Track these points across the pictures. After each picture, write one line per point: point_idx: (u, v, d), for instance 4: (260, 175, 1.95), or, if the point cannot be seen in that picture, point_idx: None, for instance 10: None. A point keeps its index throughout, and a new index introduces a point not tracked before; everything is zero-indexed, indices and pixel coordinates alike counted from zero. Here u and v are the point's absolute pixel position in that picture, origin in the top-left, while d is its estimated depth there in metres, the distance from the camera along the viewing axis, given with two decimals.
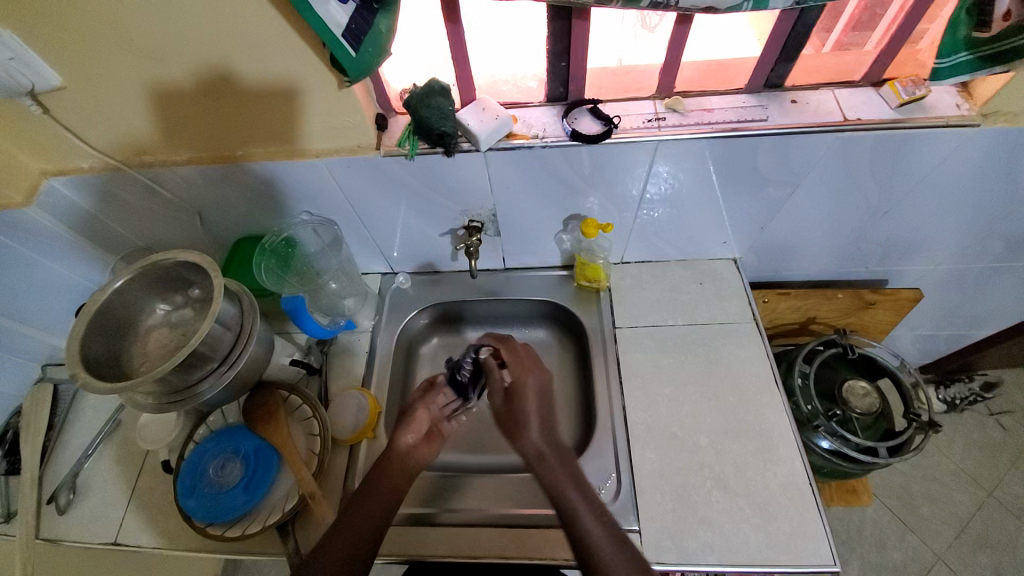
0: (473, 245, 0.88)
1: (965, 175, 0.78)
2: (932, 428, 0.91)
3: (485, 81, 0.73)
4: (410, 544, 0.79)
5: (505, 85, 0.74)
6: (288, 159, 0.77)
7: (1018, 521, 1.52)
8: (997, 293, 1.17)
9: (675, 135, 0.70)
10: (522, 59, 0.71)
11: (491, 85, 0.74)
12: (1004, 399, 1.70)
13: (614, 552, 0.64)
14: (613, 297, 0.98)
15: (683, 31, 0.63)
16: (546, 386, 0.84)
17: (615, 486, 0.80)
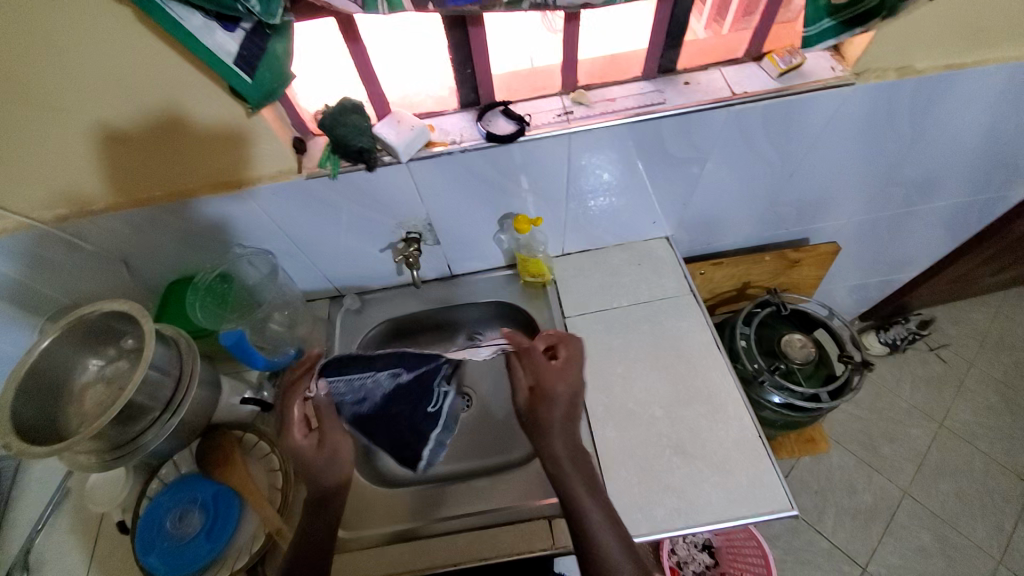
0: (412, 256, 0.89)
1: (851, 132, 0.86)
2: (864, 366, 0.99)
3: (398, 97, 0.76)
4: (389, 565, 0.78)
5: (417, 98, 0.76)
6: (211, 192, 0.76)
7: (967, 445, 1.63)
8: (909, 236, 1.27)
9: (584, 126, 0.74)
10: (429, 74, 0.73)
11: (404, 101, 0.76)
12: (940, 334, 1.81)
13: (610, 538, 0.67)
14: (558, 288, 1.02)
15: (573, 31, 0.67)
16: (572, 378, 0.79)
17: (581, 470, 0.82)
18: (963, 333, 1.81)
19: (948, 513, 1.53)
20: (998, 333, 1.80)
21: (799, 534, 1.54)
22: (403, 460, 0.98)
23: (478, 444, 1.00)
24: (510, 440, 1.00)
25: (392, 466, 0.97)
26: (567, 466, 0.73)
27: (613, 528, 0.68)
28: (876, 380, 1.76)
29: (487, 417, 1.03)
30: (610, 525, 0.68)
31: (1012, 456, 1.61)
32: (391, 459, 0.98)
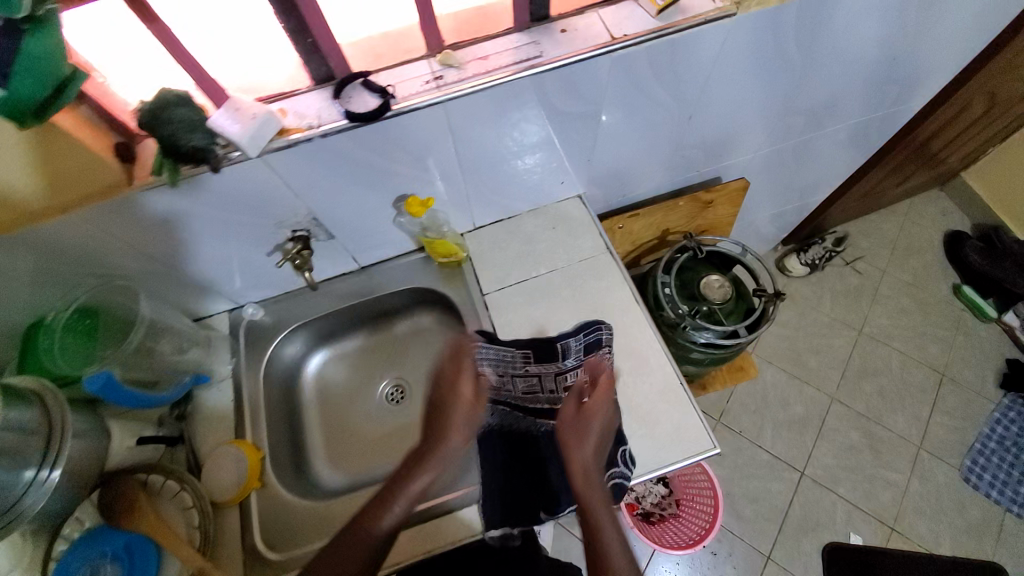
0: (298, 258, 0.82)
1: (742, 65, 0.82)
2: (778, 297, 1.01)
3: (236, 84, 0.65)
4: None
5: (259, 80, 0.65)
6: (29, 223, 0.63)
7: (883, 346, 1.78)
8: (815, 161, 1.30)
9: (456, 92, 0.66)
10: (264, 49, 0.63)
11: (245, 86, 0.65)
12: (855, 248, 1.92)
13: (617, 543, 0.70)
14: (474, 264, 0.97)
15: None
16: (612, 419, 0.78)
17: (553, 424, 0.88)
18: (875, 243, 1.93)
19: (871, 410, 1.70)
20: (906, 240, 1.93)
21: (743, 452, 1.65)
22: (336, 467, 0.95)
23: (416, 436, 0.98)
24: None
25: (325, 475, 0.94)
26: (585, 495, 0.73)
27: (620, 543, 0.70)
28: (801, 300, 1.86)
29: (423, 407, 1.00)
30: (628, 556, 0.69)
31: (920, 350, 1.78)
32: (325, 468, 0.95)
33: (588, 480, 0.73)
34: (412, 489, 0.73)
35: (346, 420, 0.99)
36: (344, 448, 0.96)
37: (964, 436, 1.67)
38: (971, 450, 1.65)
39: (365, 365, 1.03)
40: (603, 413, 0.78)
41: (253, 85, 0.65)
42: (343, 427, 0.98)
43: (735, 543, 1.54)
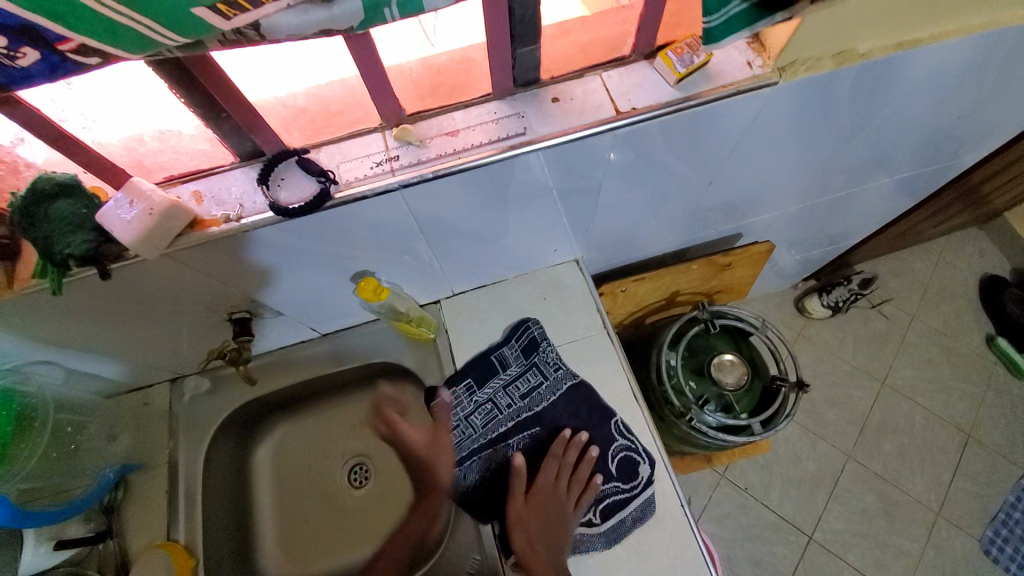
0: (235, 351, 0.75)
1: (778, 133, 0.68)
2: (800, 388, 0.88)
3: (118, 146, 0.50)
4: None
5: (159, 156, 0.52)
6: None
7: (907, 401, 1.59)
8: (850, 212, 1.14)
9: (413, 179, 0.53)
10: (159, 116, 0.48)
11: (134, 156, 0.51)
12: (883, 288, 1.73)
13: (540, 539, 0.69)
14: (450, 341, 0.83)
15: (370, 54, 0.45)
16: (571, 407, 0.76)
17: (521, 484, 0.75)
18: (905, 285, 1.74)
19: (890, 472, 1.51)
20: (937, 282, 1.74)
21: (747, 511, 1.46)
22: (290, 559, 0.86)
23: (381, 531, 0.88)
24: None
25: (277, 567, 0.85)
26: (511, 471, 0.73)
27: (548, 535, 0.69)
28: (821, 343, 1.67)
29: (389, 494, 0.90)
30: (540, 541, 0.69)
31: (944, 406, 1.59)
32: (277, 558, 0.86)
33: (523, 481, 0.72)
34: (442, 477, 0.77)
35: (306, 504, 0.90)
36: (300, 537, 0.87)
37: (987, 504, 1.48)
38: (993, 520, 1.46)
39: (328, 438, 0.93)
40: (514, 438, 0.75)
41: (147, 154, 0.51)
42: (302, 510, 0.89)
43: None
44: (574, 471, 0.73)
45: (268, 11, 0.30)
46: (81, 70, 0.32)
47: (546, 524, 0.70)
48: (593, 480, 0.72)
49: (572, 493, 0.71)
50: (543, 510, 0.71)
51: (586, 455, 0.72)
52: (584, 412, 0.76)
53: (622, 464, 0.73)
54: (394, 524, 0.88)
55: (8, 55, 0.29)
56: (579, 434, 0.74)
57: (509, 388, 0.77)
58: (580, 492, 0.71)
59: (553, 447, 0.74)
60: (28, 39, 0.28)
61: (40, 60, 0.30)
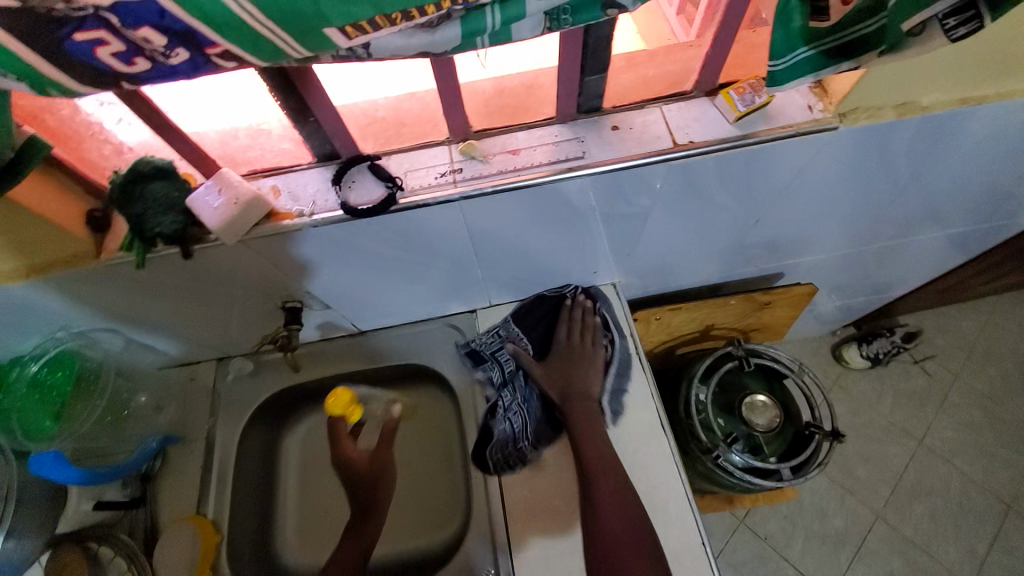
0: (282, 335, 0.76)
1: (833, 177, 0.68)
2: (834, 438, 0.85)
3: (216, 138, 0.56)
4: None
5: (249, 151, 0.57)
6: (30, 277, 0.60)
7: (947, 467, 1.50)
8: (898, 262, 1.11)
9: (473, 191, 0.56)
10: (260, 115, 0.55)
11: (225, 148, 0.56)
12: (927, 345, 1.65)
13: (615, 509, 0.68)
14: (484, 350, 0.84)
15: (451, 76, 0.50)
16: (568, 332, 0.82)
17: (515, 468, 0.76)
18: (952, 344, 1.66)
19: (924, 541, 1.42)
20: (988, 344, 1.65)
21: (764, 562, 1.40)
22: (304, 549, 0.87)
23: (394, 532, 0.89)
24: (433, 529, 0.88)
25: (291, 553, 0.87)
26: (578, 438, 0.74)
27: (624, 507, 0.68)
28: (856, 394, 1.60)
29: (405, 497, 0.91)
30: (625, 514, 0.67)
31: (989, 476, 1.49)
32: (292, 545, 0.88)
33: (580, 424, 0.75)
34: None
35: (325, 495, 0.92)
36: (317, 527, 0.89)
37: None
38: None
39: None
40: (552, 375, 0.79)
41: (238, 149, 0.57)
42: (321, 500, 0.91)
43: None
44: (575, 321, 0.82)
45: (382, 35, 0.34)
46: (216, 72, 0.36)
47: (619, 497, 0.69)
48: (591, 316, 0.83)
49: (588, 344, 0.81)
50: (563, 364, 0.79)
51: (584, 304, 0.83)
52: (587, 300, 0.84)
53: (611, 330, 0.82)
54: (407, 527, 0.89)
55: (166, 53, 0.33)
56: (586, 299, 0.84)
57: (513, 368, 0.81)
58: (591, 356, 0.80)
59: (557, 334, 0.82)
60: (185, 43, 0.33)
61: (188, 60, 0.34)
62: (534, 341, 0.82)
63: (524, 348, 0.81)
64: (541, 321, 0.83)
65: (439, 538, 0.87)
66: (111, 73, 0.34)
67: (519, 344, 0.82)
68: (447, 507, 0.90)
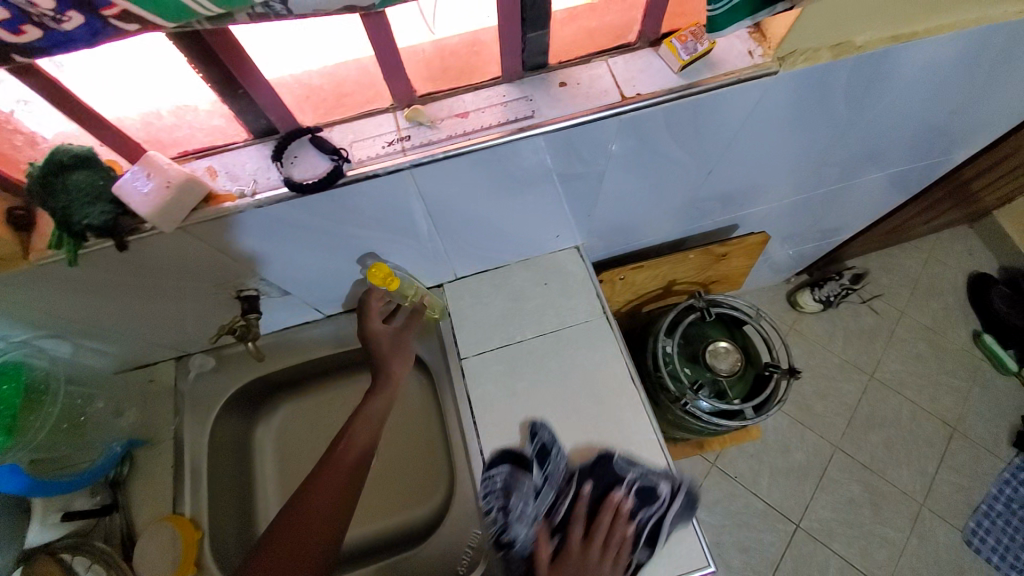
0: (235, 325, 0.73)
1: (777, 123, 0.70)
2: (791, 375, 0.91)
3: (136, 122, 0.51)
4: None
5: (176, 131, 0.53)
6: None
7: (893, 394, 1.63)
8: (843, 207, 1.17)
9: (423, 158, 0.54)
10: (177, 92, 0.49)
11: (150, 131, 0.52)
12: (873, 284, 1.76)
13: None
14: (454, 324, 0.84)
15: (386, 38, 0.47)
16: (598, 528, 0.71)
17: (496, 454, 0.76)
18: (895, 282, 1.77)
19: (876, 463, 1.55)
20: (926, 279, 1.78)
21: (737, 499, 1.50)
22: None
23: (381, 509, 0.90)
24: (419, 502, 0.90)
25: None
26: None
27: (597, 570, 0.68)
28: (812, 336, 1.70)
29: (388, 475, 0.92)
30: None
31: (930, 399, 1.63)
32: None
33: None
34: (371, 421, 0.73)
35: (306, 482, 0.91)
36: None
37: (969, 496, 1.52)
38: (975, 510, 1.51)
39: (330, 419, 0.95)
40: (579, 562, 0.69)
41: (163, 129, 0.53)
42: None
43: None
44: (607, 529, 0.71)
45: None
46: (119, 35, 0.34)
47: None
48: (624, 524, 0.71)
49: (607, 562, 0.69)
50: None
51: (614, 503, 0.72)
52: (621, 502, 0.72)
53: (640, 490, 0.72)
54: (394, 503, 0.90)
55: (56, 18, 0.31)
56: (615, 495, 0.72)
57: (535, 502, 0.73)
58: (622, 535, 0.70)
59: (574, 530, 0.71)
60: (76, 5, 0.31)
61: (84, 24, 0.32)
62: (551, 509, 0.73)
63: (539, 542, 0.71)
64: (558, 517, 0.73)
65: (426, 510, 0.89)
66: (6, 43, 0.32)
67: (536, 493, 0.73)
68: (431, 480, 0.91)
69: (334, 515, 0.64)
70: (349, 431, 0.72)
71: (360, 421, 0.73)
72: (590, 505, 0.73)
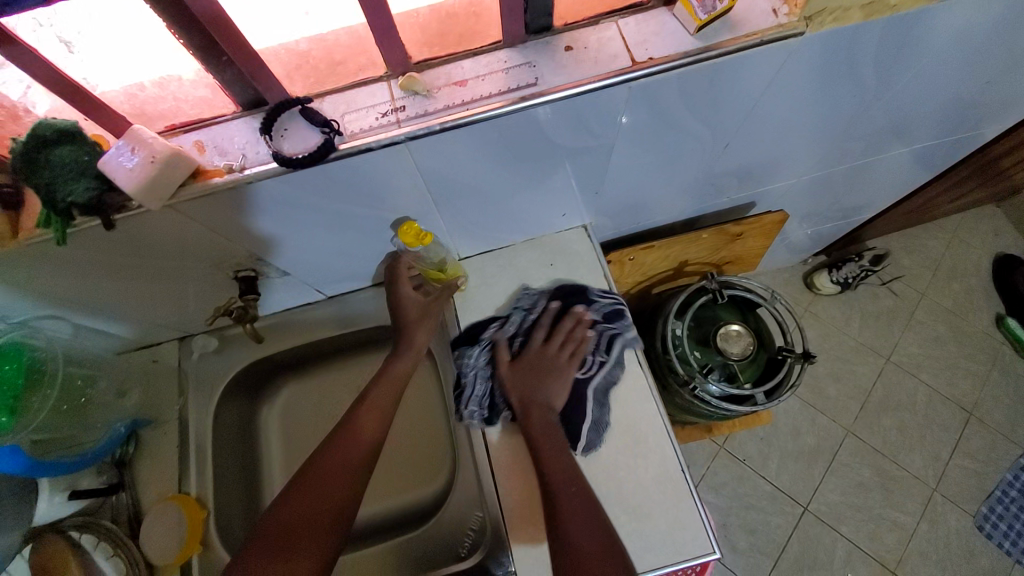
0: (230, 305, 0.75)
1: (801, 90, 0.65)
2: (806, 360, 0.87)
3: (120, 94, 0.48)
4: None
5: (160, 104, 0.51)
6: None
7: (910, 378, 1.59)
8: (866, 184, 1.11)
9: (419, 131, 0.51)
10: (159, 60, 0.47)
11: (135, 104, 0.50)
12: (894, 265, 1.70)
13: (548, 441, 0.68)
14: (457, 305, 0.82)
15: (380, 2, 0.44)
16: (544, 362, 0.73)
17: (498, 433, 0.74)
18: (916, 263, 1.71)
19: (889, 447, 1.52)
20: (950, 260, 1.71)
21: (745, 481, 1.49)
22: None
23: (385, 490, 0.90)
24: (423, 484, 0.89)
25: None
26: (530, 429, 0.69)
27: (555, 437, 0.68)
28: (827, 319, 1.65)
29: (393, 456, 0.92)
30: (565, 476, 0.66)
31: (948, 383, 1.58)
32: None
33: (534, 409, 0.71)
34: (391, 380, 0.75)
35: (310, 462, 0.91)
36: None
37: (984, 481, 1.49)
38: (990, 496, 1.47)
39: (334, 400, 0.94)
40: (524, 381, 0.73)
41: (148, 101, 0.50)
42: None
43: None
44: (568, 331, 0.75)
45: None
46: None
47: (552, 438, 0.68)
48: (585, 329, 0.75)
49: (564, 359, 0.73)
50: (531, 373, 0.73)
51: (577, 315, 0.76)
52: (585, 315, 0.76)
53: (609, 343, 0.75)
54: (399, 484, 0.90)
55: None
56: (580, 308, 0.76)
57: (504, 326, 0.78)
58: (567, 369, 0.73)
59: (536, 333, 0.76)
60: None
61: None
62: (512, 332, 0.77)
63: (496, 373, 0.75)
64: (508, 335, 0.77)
65: (430, 491, 0.88)
66: None
67: (501, 332, 0.78)
68: (434, 461, 0.90)
69: (350, 479, 0.65)
70: (370, 395, 0.73)
71: (379, 380, 0.75)
72: (556, 317, 0.78)
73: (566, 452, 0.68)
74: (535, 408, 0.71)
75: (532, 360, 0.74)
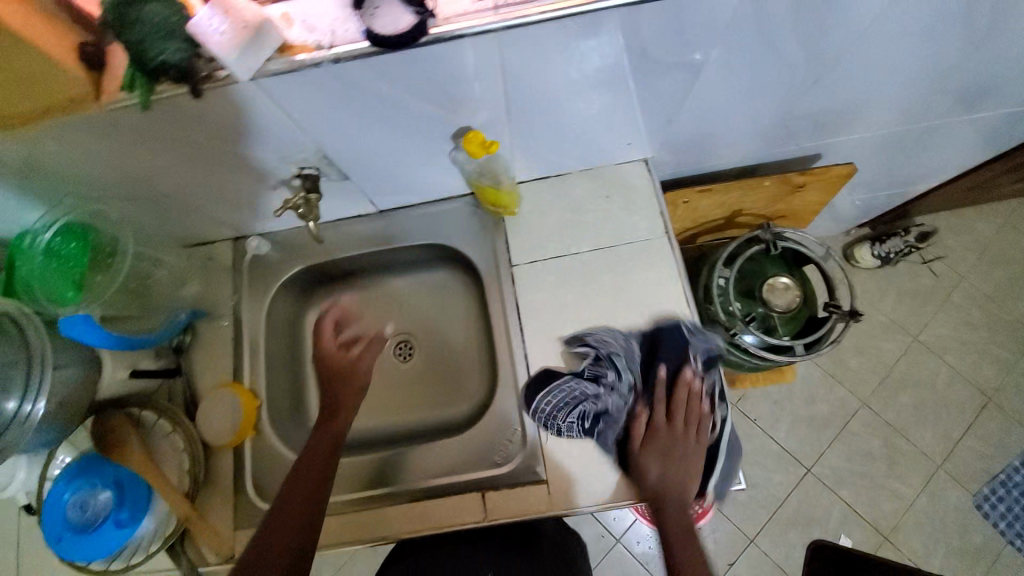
0: (299, 202, 0.70)
1: (913, 24, 0.60)
2: (852, 317, 0.86)
3: None
4: (364, 524, 0.75)
5: None
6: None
7: (935, 359, 1.58)
8: (937, 149, 1.06)
9: (518, 18, 0.49)
10: None
11: None
12: (938, 245, 1.65)
13: (681, 540, 0.58)
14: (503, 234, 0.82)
15: None
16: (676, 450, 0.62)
17: (534, 358, 0.77)
18: (962, 245, 1.65)
19: (901, 422, 1.54)
20: (999, 245, 1.65)
21: (753, 440, 1.53)
22: None
23: (419, 403, 0.92)
24: (455, 403, 0.90)
25: None
26: (659, 502, 0.60)
27: (684, 513, 0.60)
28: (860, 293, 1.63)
29: (429, 371, 0.93)
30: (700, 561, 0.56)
31: (971, 367, 1.57)
32: None
33: (680, 491, 0.60)
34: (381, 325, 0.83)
35: None
36: None
37: (990, 464, 1.51)
38: (993, 479, 1.50)
39: (375, 315, 0.96)
40: (666, 449, 0.62)
41: None
42: None
43: (721, 525, 1.48)
44: (684, 401, 0.65)
45: None
46: None
47: (682, 513, 0.60)
48: (700, 400, 0.65)
49: (691, 433, 0.63)
50: (662, 455, 0.62)
51: (687, 380, 0.65)
52: (693, 377, 0.66)
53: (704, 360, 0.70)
54: (435, 400, 0.91)
55: None
56: (688, 369, 0.66)
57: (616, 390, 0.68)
58: (698, 441, 0.63)
59: (655, 410, 0.65)
60: None
61: None
62: (649, 369, 0.69)
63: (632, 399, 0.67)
64: (656, 349, 0.70)
65: (463, 408, 0.90)
66: None
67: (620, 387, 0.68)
68: (467, 377, 0.91)
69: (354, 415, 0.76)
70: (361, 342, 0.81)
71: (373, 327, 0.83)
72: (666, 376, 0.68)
73: (696, 533, 0.59)
74: (671, 503, 0.60)
75: (669, 424, 0.64)
